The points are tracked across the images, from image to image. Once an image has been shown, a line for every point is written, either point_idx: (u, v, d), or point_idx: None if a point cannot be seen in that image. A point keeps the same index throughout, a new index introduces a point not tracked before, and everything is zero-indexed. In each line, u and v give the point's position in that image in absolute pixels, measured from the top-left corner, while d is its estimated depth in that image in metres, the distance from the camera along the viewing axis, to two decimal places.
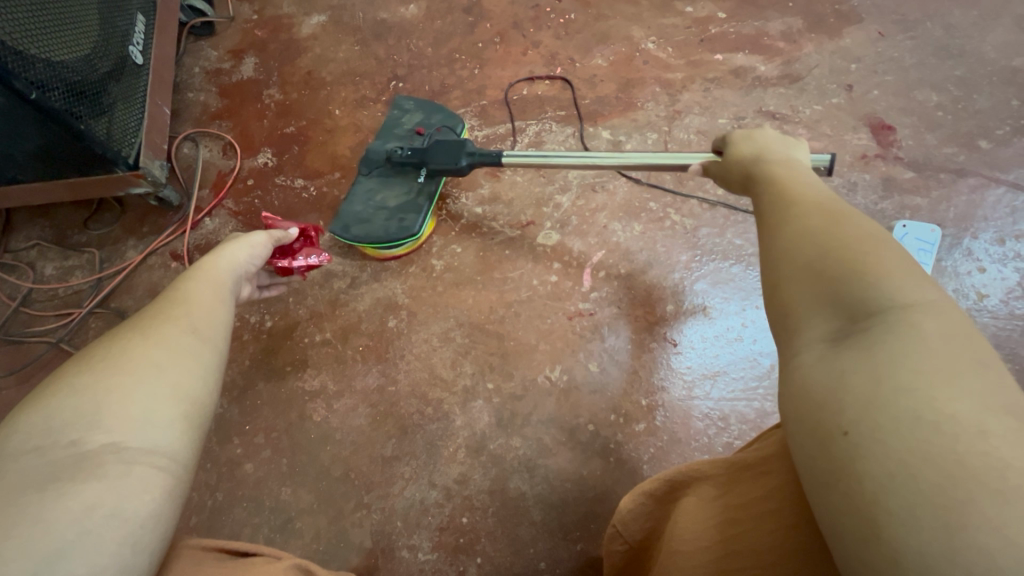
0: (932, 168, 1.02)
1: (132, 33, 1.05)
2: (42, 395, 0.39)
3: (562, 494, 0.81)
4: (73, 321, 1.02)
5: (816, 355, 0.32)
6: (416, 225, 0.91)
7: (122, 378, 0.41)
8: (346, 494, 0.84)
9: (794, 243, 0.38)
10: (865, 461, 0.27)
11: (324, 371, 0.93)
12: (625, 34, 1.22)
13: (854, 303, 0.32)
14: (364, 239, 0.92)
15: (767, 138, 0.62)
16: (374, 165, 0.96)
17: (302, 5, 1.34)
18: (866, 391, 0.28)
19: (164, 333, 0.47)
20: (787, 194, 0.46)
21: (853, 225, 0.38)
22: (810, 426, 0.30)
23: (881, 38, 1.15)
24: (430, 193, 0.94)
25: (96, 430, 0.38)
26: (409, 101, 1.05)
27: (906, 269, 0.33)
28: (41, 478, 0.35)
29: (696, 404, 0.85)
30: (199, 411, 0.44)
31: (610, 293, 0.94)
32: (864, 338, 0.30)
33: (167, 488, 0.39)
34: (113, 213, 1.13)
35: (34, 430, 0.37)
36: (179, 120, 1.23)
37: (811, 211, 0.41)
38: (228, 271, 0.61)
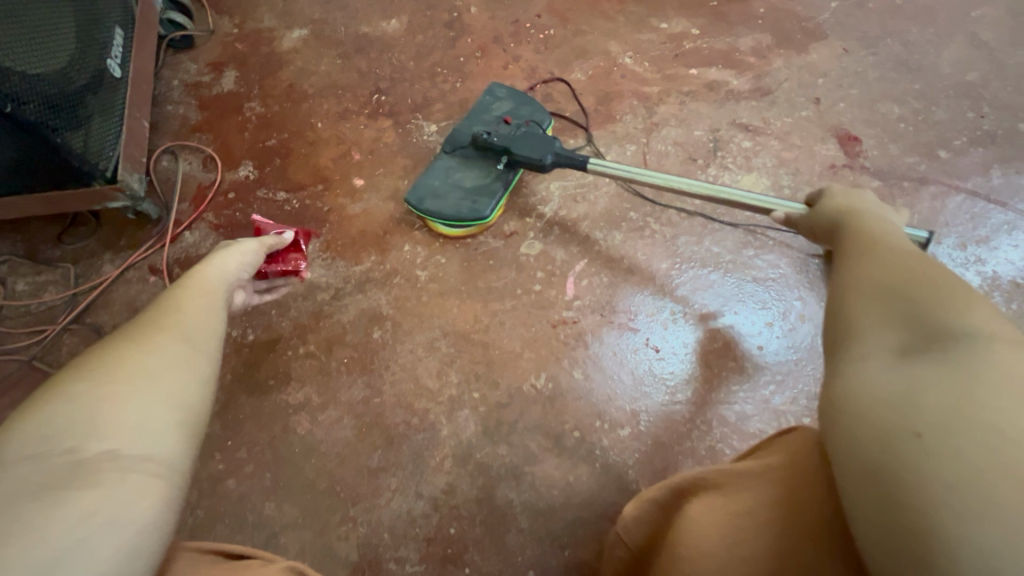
0: (896, 177, 1.07)
1: (109, 47, 1.04)
2: (32, 403, 0.39)
3: (550, 501, 0.82)
4: (47, 337, 1.00)
5: (887, 368, 0.34)
6: (487, 209, 0.93)
7: (119, 386, 0.41)
8: (332, 506, 0.83)
9: (873, 278, 0.41)
10: (928, 461, 0.28)
11: (308, 383, 0.92)
12: (602, 49, 1.25)
13: (930, 326, 0.34)
14: (434, 214, 0.95)
15: (865, 199, 0.64)
16: (457, 145, 1.00)
17: (283, 19, 1.35)
18: (937, 399, 0.30)
19: (161, 342, 0.47)
20: (867, 240, 0.49)
21: (931, 266, 0.40)
22: (868, 428, 0.32)
23: (845, 54, 1.21)
24: (507, 181, 0.96)
25: (92, 437, 0.37)
26: (502, 89, 1.07)
27: (981, 301, 0.35)
28: (37, 486, 0.34)
29: (679, 408, 0.87)
30: (194, 417, 0.44)
31: (593, 301, 0.96)
32: (939, 355, 0.32)
33: (166, 496, 0.39)
34: (88, 227, 1.11)
35: (27, 437, 0.36)
36: (157, 133, 1.22)
37: (891, 255, 0.44)
38: (220, 283, 0.62)
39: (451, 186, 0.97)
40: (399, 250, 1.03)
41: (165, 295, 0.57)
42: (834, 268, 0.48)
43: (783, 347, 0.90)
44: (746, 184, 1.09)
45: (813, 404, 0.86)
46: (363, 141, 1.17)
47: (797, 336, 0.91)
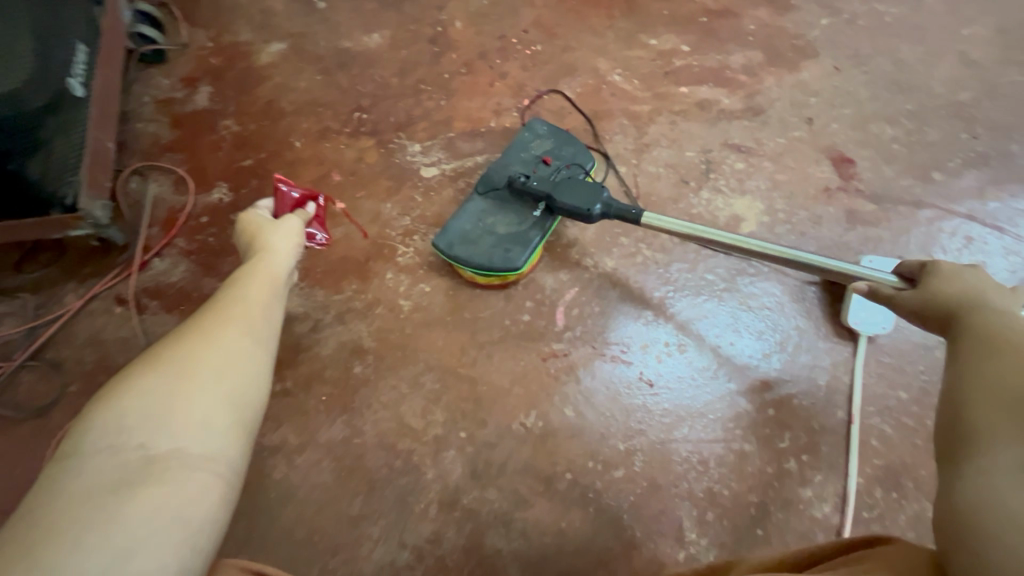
0: (891, 200, 1.05)
1: (72, 63, 0.98)
2: (116, 396, 0.49)
3: (541, 550, 0.78)
4: (2, 374, 0.94)
5: (1022, 489, 0.38)
6: (521, 259, 0.88)
7: (186, 389, 0.51)
8: (309, 559, 0.78)
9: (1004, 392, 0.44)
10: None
11: (284, 424, 0.87)
12: (591, 66, 1.22)
13: None
14: (463, 261, 0.90)
15: (979, 277, 0.61)
16: (491, 187, 0.95)
17: (260, 33, 1.29)
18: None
19: (224, 342, 0.58)
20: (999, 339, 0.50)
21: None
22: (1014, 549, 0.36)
23: (837, 72, 1.19)
24: (544, 228, 0.91)
25: (163, 436, 0.48)
26: (542, 126, 1.03)
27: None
28: (121, 475, 0.44)
29: (675, 446, 0.83)
30: (247, 417, 0.54)
31: (584, 332, 0.92)
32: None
33: (219, 489, 0.48)
34: (49, 253, 1.05)
35: (110, 432, 0.47)
36: (126, 152, 1.16)
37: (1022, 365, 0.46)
38: (280, 275, 0.72)
39: (483, 231, 0.92)
40: (382, 278, 0.98)
41: (233, 285, 0.68)
42: (962, 366, 0.49)
43: (780, 380, 0.87)
44: (739, 208, 1.06)
45: (812, 441, 0.83)
46: (344, 162, 1.12)
47: (794, 368, 0.88)
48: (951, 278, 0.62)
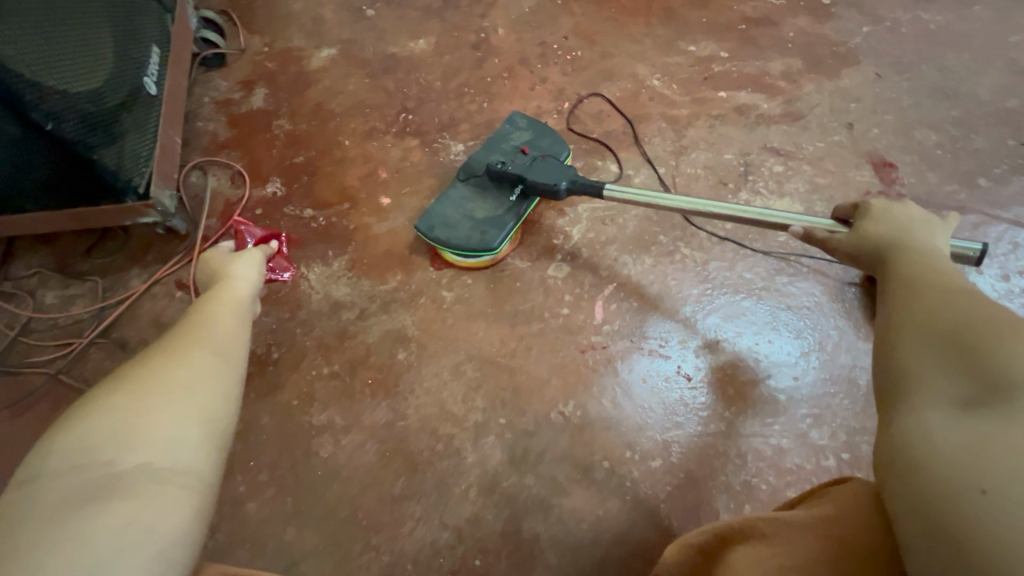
0: (934, 205, 1.05)
1: (146, 64, 1.06)
2: (76, 416, 0.46)
3: (578, 536, 0.79)
4: (73, 351, 1.00)
5: (943, 417, 0.38)
6: (496, 241, 0.92)
7: (154, 404, 0.48)
8: (353, 535, 0.81)
9: (925, 327, 0.44)
10: (1000, 514, 0.31)
11: (331, 406, 0.91)
12: (630, 71, 1.25)
13: (986, 373, 0.38)
14: (444, 244, 0.94)
15: (905, 215, 0.64)
16: (471, 174, 0.99)
17: (312, 39, 1.36)
18: (1007, 456, 0.33)
19: (193, 358, 0.55)
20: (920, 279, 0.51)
21: (997, 313, 0.42)
22: (933, 476, 0.36)
23: (878, 79, 1.19)
24: (520, 214, 0.94)
25: (128, 451, 0.44)
26: (523, 118, 1.06)
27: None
28: (82, 494, 0.41)
29: (713, 440, 0.84)
30: (221, 431, 0.51)
31: (621, 326, 0.94)
32: (1006, 408, 0.35)
33: (192, 502, 0.45)
34: (117, 241, 1.12)
35: (70, 450, 0.43)
36: (188, 149, 1.23)
37: (944, 299, 0.46)
38: (246, 297, 0.70)
39: (463, 216, 0.96)
40: (425, 270, 1.02)
41: (198, 311, 0.65)
42: (884, 310, 0.51)
43: (820, 379, 0.87)
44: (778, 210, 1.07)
45: (853, 440, 0.83)
46: (389, 160, 1.17)
47: (834, 367, 0.88)
48: (884, 221, 0.64)
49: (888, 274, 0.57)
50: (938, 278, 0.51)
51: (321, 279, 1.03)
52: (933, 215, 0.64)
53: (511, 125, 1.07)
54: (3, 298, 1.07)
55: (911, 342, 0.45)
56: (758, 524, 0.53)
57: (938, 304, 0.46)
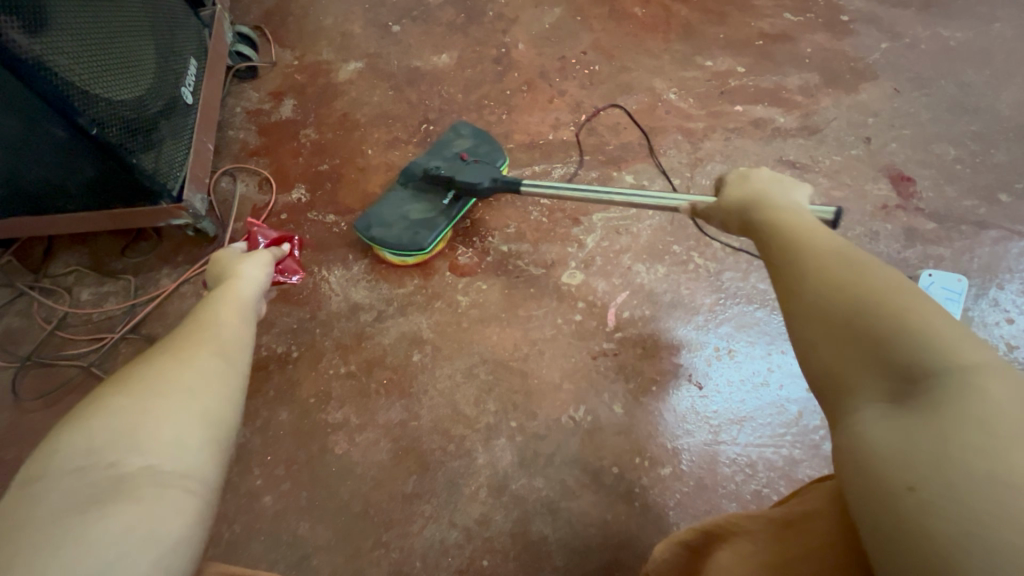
0: (953, 219, 1.05)
1: (184, 76, 1.12)
2: (81, 417, 0.46)
3: (586, 540, 0.80)
4: (105, 345, 1.05)
5: (878, 414, 0.37)
6: (427, 241, 0.96)
7: (159, 406, 0.48)
8: (365, 531, 0.83)
9: (828, 311, 0.43)
10: (932, 512, 0.31)
11: (347, 404, 0.93)
12: (647, 85, 1.27)
13: (912, 363, 0.37)
14: (380, 242, 0.98)
15: (762, 180, 0.66)
16: (410, 177, 1.02)
17: (340, 52, 1.41)
18: (936, 450, 0.33)
19: (197, 357, 0.54)
20: (803, 244, 0.51)
21: (882, 282, 0.42)
22: (873, 477, 0.35)
23: (897, 94, 1.19)
24: (450, 215, 0.98)
25: (134, 453, 0.44)
26: (466, 128, 1.09)
27: (950, 327, 0.38)
28: (87, 497, 0.41)
29: (722, 448, 0.85)
30: (225, 434, 0.51)
31: (634, 334, 0.95)
32: (927, 398, 0.35)
33: (193, 507, 0.45)
34: (150, 241, 1.17)
35: (75, 451, 0.44)
36: (219, 156, 1.29)
37: (828, 265, 0.46)
38: (250, 294, 0.70)
39: (400, 217, 1.00)
40: (441, 274, 1.03)
41: (202, 308, 0.64)
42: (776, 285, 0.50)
43: None
44: None
45: None
46: None
47: None
48: (747, 187, 0.66)
49: (761, 237, 0.57)
50: (808, 237, 0.52)
51: (341, 282, 1.05)
52: (788, 178, 0.67)
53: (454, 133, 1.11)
54: (42, 293, 1.13)
55: (812, 322, 0.44)
56: (747, 524, 0.58)
57: (822, 271, 0.46)
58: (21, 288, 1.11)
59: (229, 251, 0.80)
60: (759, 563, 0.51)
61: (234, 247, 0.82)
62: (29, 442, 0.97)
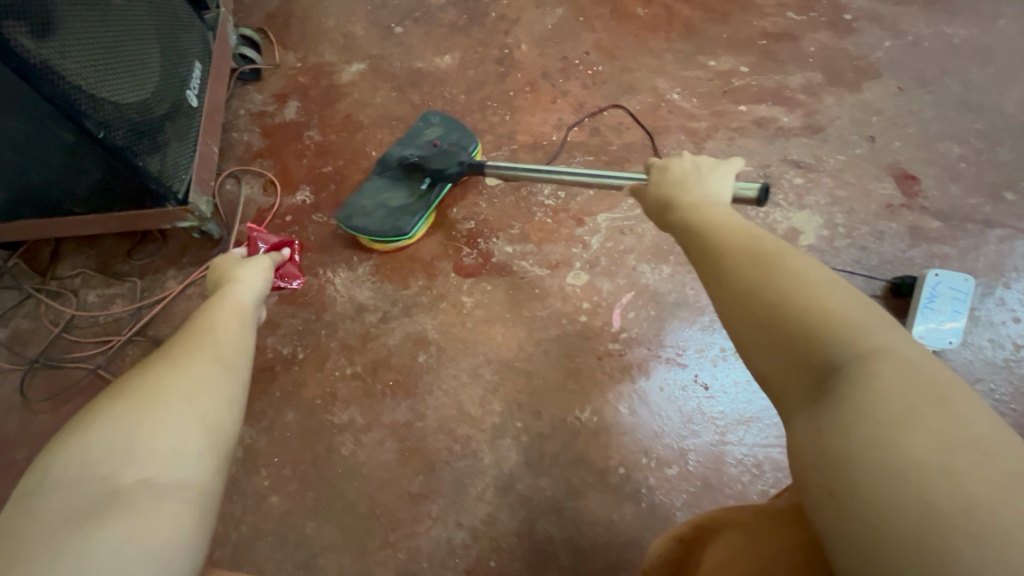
0: (958, 218, 1.05)
1: (189, 78, 1.12)
2: (81, 428, 0.47)
3: (592, 539, 0.81)
4: (112, 347, 1.05)
5: (803, 416, 0.40)
6: (408, 226, 0.99)
7: (154, 417, 0.48)
8: (372, 531, 0.83)
9: (743, 313, 0.44)
10: (849, 511, 0.34)
11: (353, 405, 0.93)
12: (650, 85, 1.27)
13: (822, 362, 0.40)
14: (361, 231, 0.99)
15: (681, 169, 0.67)
16: (386, 165, 1.03)
17: (343, 54, 1.41)
18: (847, 450, 0.35)
19: (193, 364, 0.54)
20: (714, 240, 0.52)
21: (789, 272, 0.44)
22: (806, 480, 0.38)
23: (900, 92, 1.19)
24: (429, 200, 1.01)
25: (130, 465, 0.45)
26: (435, 115, 1.10)
27: (850, 316, 0.40)
28: (86, 510, 0.42)
29: (729, 449, 0.85)
30: (223, 441, 0.51)
31: (638, 333, 0.95)
32: (837, 396, 0.38)
33: (190, 516, 0.45)
34: (155, 244, 1.18)
35: (74, 465, 0.45)
36: (223, 158, 1.29)
37: (736, 261, 0.47)
38: (249, 298, 0.69)
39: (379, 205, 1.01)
40: (446, 275, 1.03)
41: (200, 312, 0.64)
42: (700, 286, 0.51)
43: None
44: (798, 222, 1.08)
45: None
46: None
47: None
48: (664, 179, 0.66)
49: (682, 232, 0.58)
50: (721, 231, 0.53)
51: (346, 283, 1.05)
52: (712, 161, 0.67)
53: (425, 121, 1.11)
54: (48, 295, 1.13)
55: (734, 325, 0.45)
56: (738, 515, 0.59)
57: (734, 268, 0.47)
58: (28, 291, 1.12)
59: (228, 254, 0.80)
60: (746, 551, 0.52)
61: (234, 253, 0.82)
62: (38, 444, 0.98)
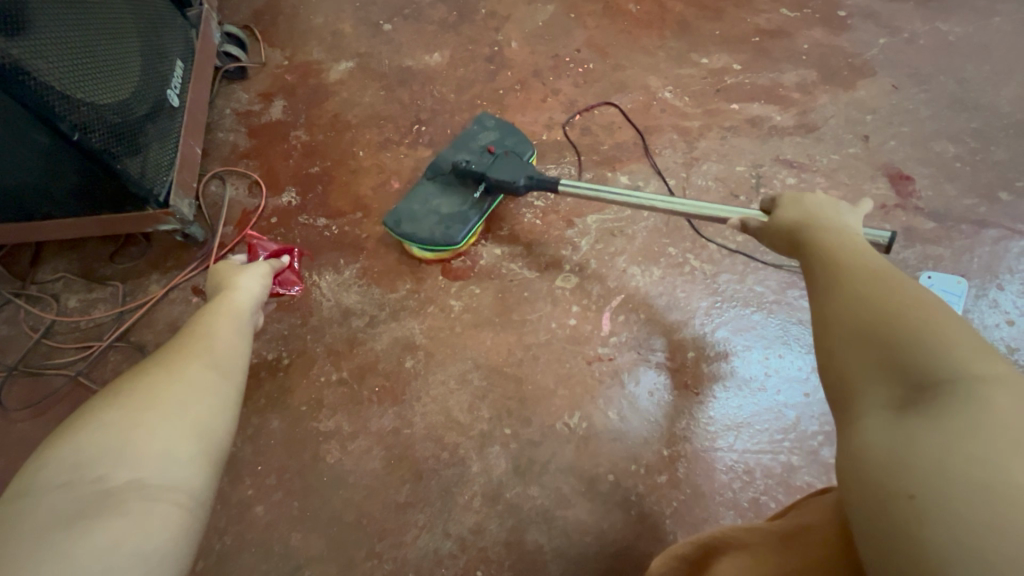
0: (952, 218, 1.04)
1: (171, 78, 1.10)
2: (68, 431, 0.45)
3: (582, 549, 0.79)
4: (93, 353, 1.03)
5: (888, 422, 0.37)
6: (459, 235, 0.93)
7: (149, 419, 0.46)
8: (357, 542, 0.82)
9: (854, 322, 0.43)
10: (926, 520, 0.31)
11: (339, 412, 0.92)
12: (642, 83, 1.25)
13: (924, 373, 0.37)
14: (410, 238, 0.95)
15: (815, 203, 0.67)
16: (439, 171, 1.00)
17: (331, 52, 1.38)
18: (934, 461, 0.32)
19: (189, 370, 0.53)
20: (841, 262, 0.51)
21: (911, 295, 0.42)
22: (877, 483, 0.35)
23: (895, 91, 1.18)
24: (483, 209, 0.96)
25: (122, 467, 0.43)
26: (489, 119, 1.07)
27: (969, 339, 0.37)
28: (73, 512, 0.40)
29: (719, 455, 0.84)
30: (215, 447, 0.49)
31: (630, 338, 0.93)
32: (932, 408, 0.35)
33: (182, 521, 0.43)
34: (138, 247, 1.15)
35: (62, 466, 0.42)
36: (208, 158, 1.27)
37: (858, 282, 0.46)
38: (247, 306, 0.69)
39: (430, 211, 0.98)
40: (434, 279, 1.01)
41: (197, 319, 0.63)
42: (811, 299, 0.50)
43: None
44: None
45: None
46: (403, 170, 1.20)
47: None
48: (796, 206, 0.67)
49: (807, 254, 0.57)
50: (851, 257, 0.52)
51: (332, 287, 1.04)
52: (838, 201, 0.67)
53: (479, 125, 1.08)
54: (29, 301, 1.11)
55: (838, 335, 0.44)
56: (744, 535, 0.57)
57: (856, 287, 0.46)
58: (8, 296, 1.10)
59: (225, 262, 0.80)
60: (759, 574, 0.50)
61: (236, 258, 0.82)
62: (18, 453, 0.96)
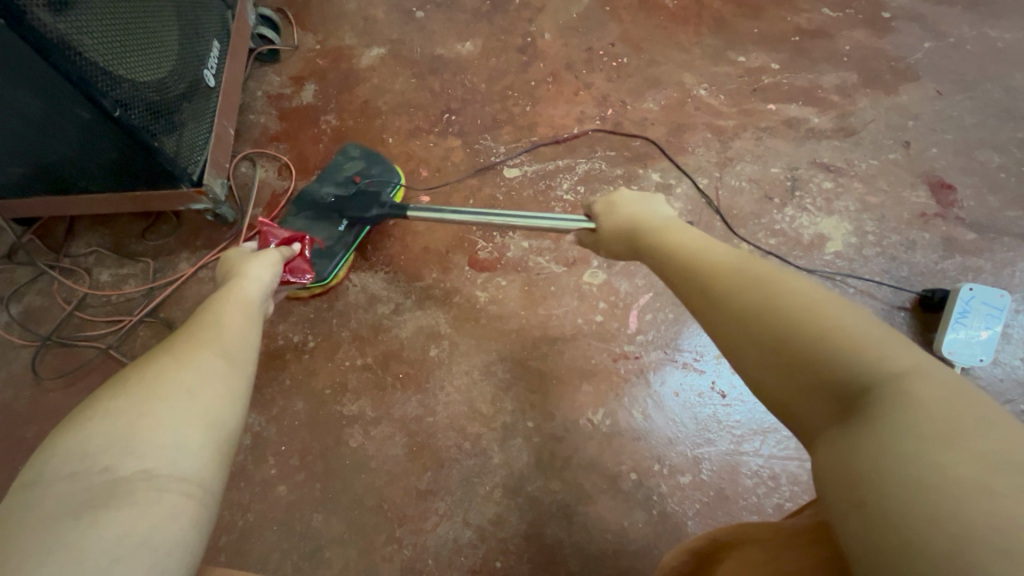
0: (994, 230, 1.02)
1: (208, 58, 1.10)
2: (76, 420, 0.42)
3: (602, 546, 0.80)
4: (124, 328, 1.05)
5: (828, 434, 0.36)
6: (327, 271, 0.93)
7: (155, 406, 0.44)
8: (378, 526, 0.83)
9: (750, 326, 0.41)
10: (879, 527, 0.29)
11: (363, 397, 0.92)
12: (677, 79, 1.23)
13: (844, 378, 0.36)
14: None
15: (625, 202, 0.74)
16: (302, 207, 0.96)
17: (362, 37, 1.38)
18: (876, 464, 0.31)
19: (198, 356, 0.50)
20: (704, 260, 0.50)
21: (789, 288, 0.42)
22: (833, 495, 0.33)
23: (939, 97, 1.14)
24: (347, 244, 0.95)
25: (129, 456, 0.41)
26: (354, 148, 1.04)
27: (870, 334, 0.37)
28: (80, 503, 0.38)
29: (744, 459, 0.83)
30: (228, 435, 0.47)
31: (656, 337, 0.92)
32: (865, 413, 0.34)
33: (192, 511, 0.41)
34: (169, 224, 1.17)
35: (70, 455, 0.40)
36: (239, 139, 1.28)
37: (730, 283, 0.45)
38: (256, 293, 0.65)
39: None
40: (461, 268, 1.00)
41: (204, 305, 0.60)
42: (693, 310, 0.49)
43: None
44: (826, 228, 1.05)
45: None
46: (432, 160, 1.21)
47: None
48: (612, 214, 0.74)
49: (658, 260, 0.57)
50: (703, 254, 0.51)
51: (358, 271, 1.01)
52: (648, 194, 0.75)
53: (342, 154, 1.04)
54: (63, 273, 1.13)
55: (738, 344, 0.42)
56: (761, 530, 0.56)
57: (728, 289, 0.45)
58: (43, 267, 1.11)
59: (235, 251, 0.76)
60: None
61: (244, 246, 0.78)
62: (51, 421, 0.98)
